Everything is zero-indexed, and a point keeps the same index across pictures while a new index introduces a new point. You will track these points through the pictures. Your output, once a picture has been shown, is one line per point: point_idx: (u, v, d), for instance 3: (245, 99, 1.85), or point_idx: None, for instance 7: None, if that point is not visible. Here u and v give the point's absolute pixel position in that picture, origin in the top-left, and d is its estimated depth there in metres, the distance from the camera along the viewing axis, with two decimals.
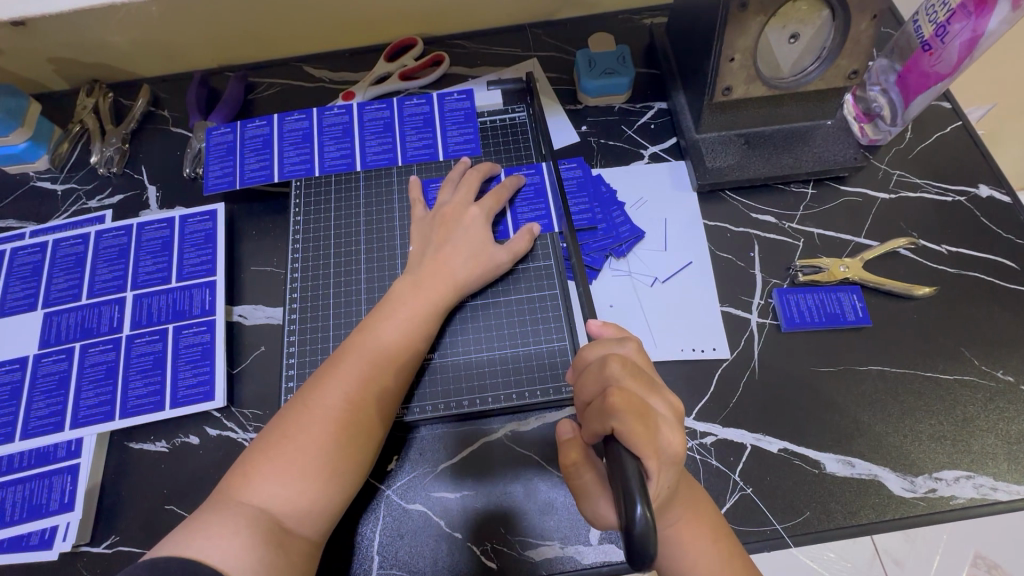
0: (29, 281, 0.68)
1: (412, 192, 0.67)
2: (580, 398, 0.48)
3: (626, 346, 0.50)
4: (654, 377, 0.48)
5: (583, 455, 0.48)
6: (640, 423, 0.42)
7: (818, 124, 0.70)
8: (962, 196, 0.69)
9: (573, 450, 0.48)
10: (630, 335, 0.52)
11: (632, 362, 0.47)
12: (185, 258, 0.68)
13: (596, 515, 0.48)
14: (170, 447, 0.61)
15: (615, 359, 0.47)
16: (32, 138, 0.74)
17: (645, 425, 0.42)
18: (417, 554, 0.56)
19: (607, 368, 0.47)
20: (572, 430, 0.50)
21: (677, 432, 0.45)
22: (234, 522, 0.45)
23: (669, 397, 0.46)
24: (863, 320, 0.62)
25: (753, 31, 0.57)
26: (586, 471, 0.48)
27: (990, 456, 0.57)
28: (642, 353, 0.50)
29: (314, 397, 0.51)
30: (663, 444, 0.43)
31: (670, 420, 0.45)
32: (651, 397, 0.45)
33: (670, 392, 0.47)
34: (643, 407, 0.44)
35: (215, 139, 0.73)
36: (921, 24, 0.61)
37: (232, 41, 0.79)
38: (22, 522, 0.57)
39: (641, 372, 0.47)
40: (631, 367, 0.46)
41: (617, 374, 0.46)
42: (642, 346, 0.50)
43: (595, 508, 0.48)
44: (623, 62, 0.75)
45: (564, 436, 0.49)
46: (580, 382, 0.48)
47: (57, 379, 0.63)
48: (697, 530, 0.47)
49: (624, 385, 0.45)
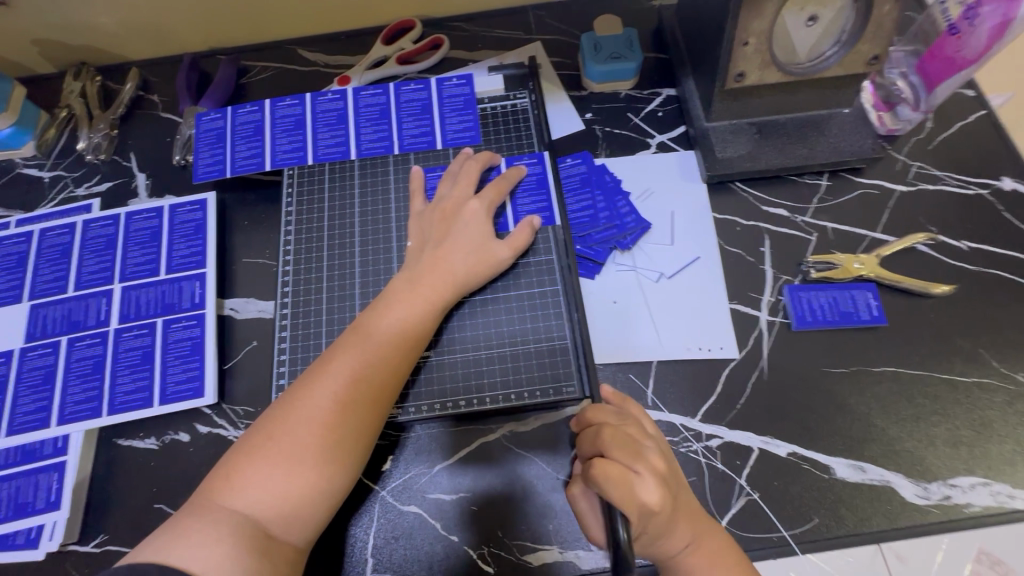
0: (15, 272, 0.66)
1: (412, 183, 0.64)
2: (579, 454, 0.51)
3: (622, 413, 0.51)
4: (644, 442, 0.49)
5: (581, 488, 0.52)
6: (616, 488, 0.44)
7: (835, 112, 0.67)
8: (985, 189, 0.66)
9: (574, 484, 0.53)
10: (629, 407, 0.53)
11: (622, 428, 0.49)
12: (175, 249, 0.66)
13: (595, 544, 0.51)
14: (159, 444, 0.59)
15: (603, 426, 0.48)
16: (17, 123, 0.72)
17: (620, 493, 0.43)
18: (412, 557, 0.54)
19: (599, 436, 0.48)
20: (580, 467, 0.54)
21: (661, 494, 0.45)
22: (218, 529, 0.43)
23: (654, 459, 0.47)
24: (878, 319, 0.60)
25: (769, 13, 0.54)
26: (583, 501, 0.52)
27: (1008, 462, 0.55)
28: (639, 424, 0.51)
29: (304, 396, 0.49)
30: (637, 506, 0.44)
31: (651, 482, 0.45)
32: (635, 461, 0.46)
33: (655, 455, 0.47)
34: (622, 474, 0.45)
35: (205, 126, 0.70)
36: (948, 5, 0.58)
37: (224, 22, 0.76)
38: (7, 520, 0.55)
39: (631, 439, 0.48)
40: (618, 434, 0.48)
41: (602, 441, 0.48)
42: (643, 425, 0.51)
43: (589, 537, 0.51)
44: (630, 47, 0.72)
45: (573, 472, 0.55)
46: (579, 441, 0.51)
47: (43, 373, 0.61)
48: (707, 564, 0.47)
49: (609, 452, 0.47)
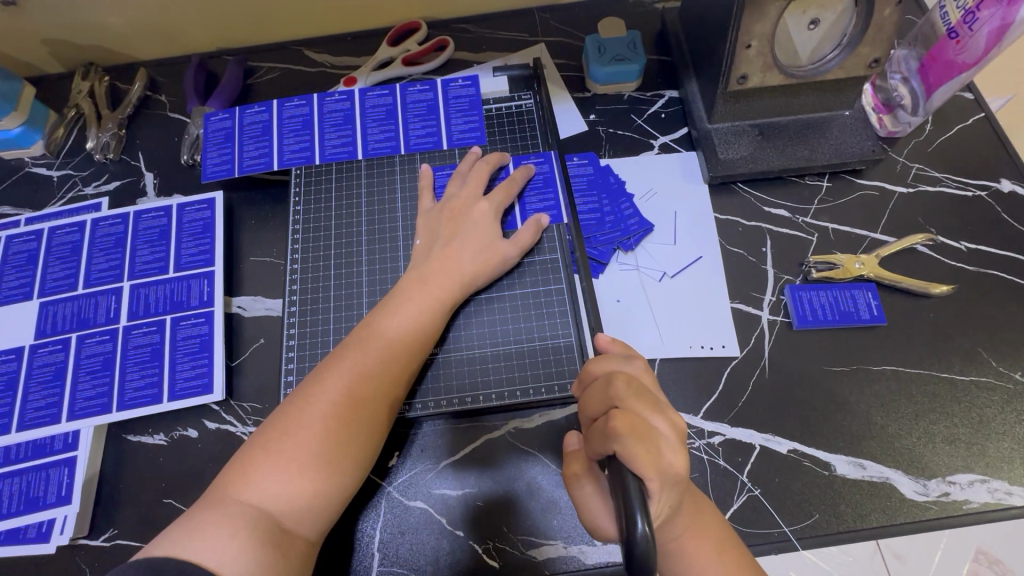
0: (25, 269, 0.67)
1: (422, 180, 0.65)
2: (585, 416, 0.48)
3: (633, 364, 0.49)
4: (658, 397, 0.47)
5: (584, 466, 0.49)
6: (640, 443, 0.41)
7: (836, 114, 0.67)
8: (983, 191, 0.67)
9: (575, 462, 0.49)
10: (637, 353, 0.51)
11: (637, 381, 0.47)
12: (183, 247, 0.67)
13: (595, 527, 0.48)
14: (168, 440, 0.60)
15: (620, 377, 0.46)
16: (27, 123, 0.73)
17: (647, 447, 0.41)
18: (419, 552, 0.55)
19: (611, 387, 0.46)
20: (578, 442, 0.52)
21: (681, 455, 0.44)
22: (232, 523, 0.43)
23: (670, 415, 0.45)
24: (878, 319, 0.61)
25: (771, 17, 0.55)
26: (587, 483, 0.48)
27: (1005, 460, 0.56)
28: (650, 372, 0.49)
29: (316, 392, 0.50)
30: (664, 464, 0.42)
31: (671, 440, 0.44)
32: (652, 415, 0.45)
33: (673, 411, 0.46)
34: (645, 429, 0.43)
35: (213, 126, 0.71)
36: (947, 10, 0.59)
37: (231, 23, 0.77)
38: (18, 514, 0.56)
39: (645, 391, 0.46)
40: (636, 386, 0.46)
41: (620, 393, 0.45)
42: (649, 366, 0.50)
43: (593, 520, 0.48)
44: (634, 49, 0.73)
45: (569, 448, 0.52)
46: (585, 400, 0.48)
47: (53, 370, 0.62)
48: (707, 544, 0.46)
49: (627, 404, 0.45)
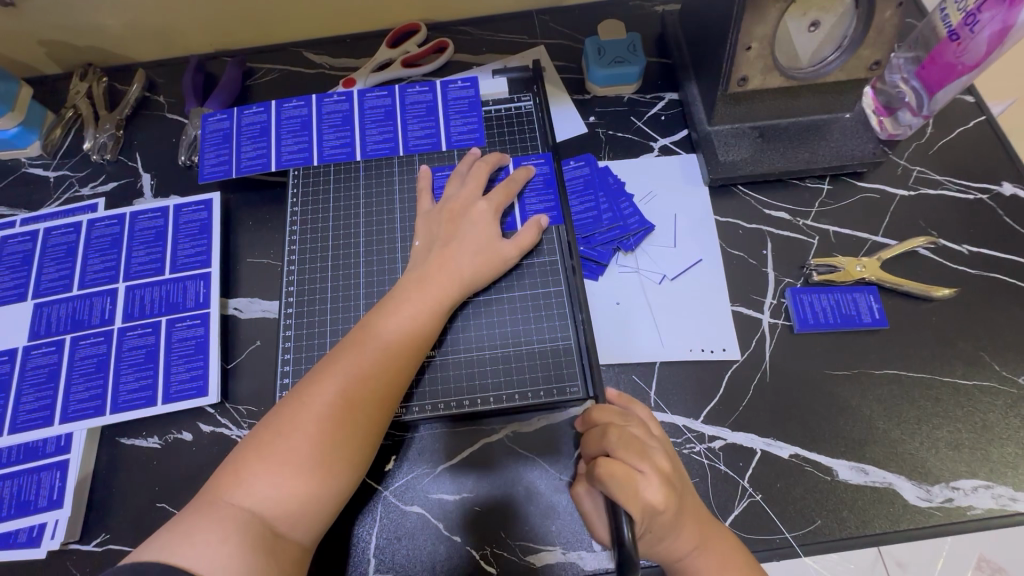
0: (20, 270, 0.66)
1: (421, 181, 0.65)
2: (585, 454, 0.50)
3: (631, 422, 0.50)
4: (650, 446, 0.48)
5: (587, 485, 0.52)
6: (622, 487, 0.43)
7: (836, 117, 0.67)
8: (985, 194, 0.67)
9: (579, 481, 0.53)
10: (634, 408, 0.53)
11: (629, 432, 0.48)
12: (179, 248, 0.66)
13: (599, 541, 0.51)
14: (162, 443, 0.59)
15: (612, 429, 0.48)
16: (23, 123, 0.72)
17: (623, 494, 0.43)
18: (415, 558, 0.54)
19: (603, 435, 0.48)
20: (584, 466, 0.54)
21: (667, 497, 0.45)
22: (224, 527, 0.43)
23: (659, 459, 0.47)
24: (879, 322, 0.60)
25: (772, 18, 0.55)
26: (587, 499, 0.52)
27: (1009, 465, 0.55)
28: (649, 432, 0.50)
29: (312, 393, 0.49)
30: (642, 507, 0.44)
31: (657, 484, 0.45)
32: (641, 460, 0.46)
33: (661, 456, 0.47)
34: (630, 473, 0.45)
35: (211, 127, 0.70)
36: (948, 11, 0.59)
37: (229, 24, 0.77)
38: (9, 518, 0.55)
39: (637, 442, 0.48)
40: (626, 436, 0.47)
41: (610, 440, 0.47)
42: (647, 424, 0.51)
43: (589, 533, 0.52)
44: (633, 51, 0.72)
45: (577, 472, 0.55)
46: (582, 443, 0.50)
47: (47, 372, 0.61)
48: (712, 559, 0.46)
49: (616, 451, 0.46)
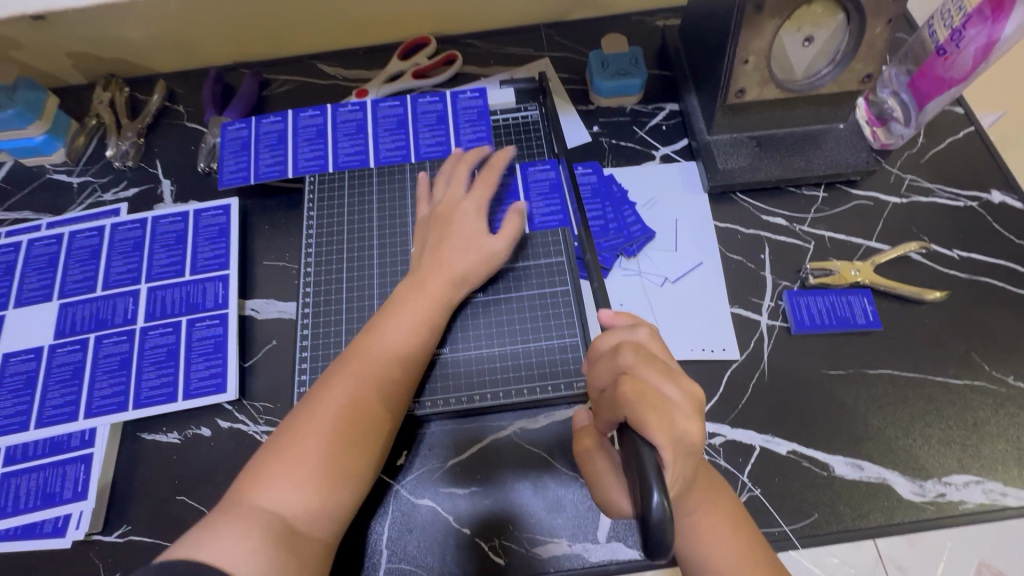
0: (45, 272, 0.69)
1: (421, 188, 0.67)
2: (595, 387, 0.49)
3: (638, 332, 0.49)
4: (669, 364, 0.47)
5: (595, 441, 0.49)
6: (654, 411, 0.42)
7: (831, 127, 0.70)
8: (975, 202, 0.69)
9: (586, 436, 0.50)
10: (643, 322, 0.51)
11: (646, 350, 0.47)
12: (199, 251, 0.69)
13: (610, 503, 0.48)
14: (182, 438, 0.61)
15: (628, 347, 0.47)
16: (49, 131, 0.75)
17: (659, 414, 0.42)
18: (426, 550, 0.56)
19: (620, 356, 0.47)
20: (589, 420, 0.52)
21: (697, 421, 0.44)
22: (247, 526, 0.45)
23: (685, 383, 0.46)
24: (873, 323, 0.63)
25: (768, 33, 0.58)
26: (599, 457, 0.49)
27: (999, 461, 0.57)
28: (657, 339, 0.49)
29: (325, 397, 0.52)
30: (679, 432, 0.42)
31: (686, 408, 0.44)
32: (665, 383, 0.45)
33: (690, 380, 0.46)
34: (657, 396, 0.43)
35: (230, 135, 0.73)
36: (936, 28, 0.62)
37: (247, 37, 0.80)
38: (35, 509, 0.57)
39: (656, 359, 0.47)
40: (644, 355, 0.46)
41: (630, 361, 0.46)
42: (655, 331, 0.50)
43: (608, 496, 0.48)
44: (635, 64, 0.75)
45: (580, 424, 0.52)
46: (594, 372, 0.49)
47: (72, 369, 0.63)
48: (721, 521, 0.47)
49: (639, 371, 0.45)
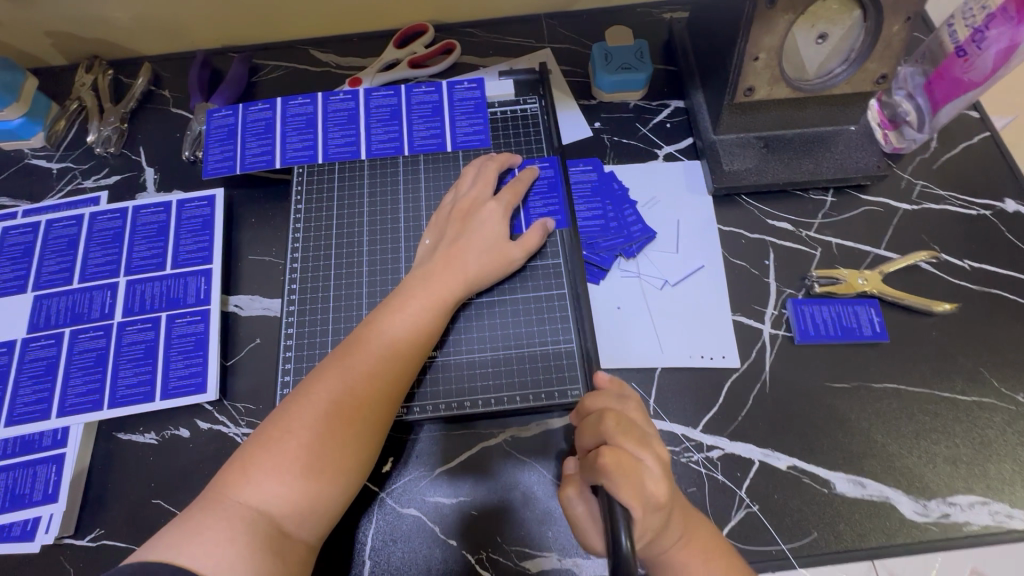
0: (20, 262, 0.66)
1: (465, 180, 0.63)
2: (580, 446, 0.47)
3: (627, 403, 0.48)
4: (648, 431, 0.46)
5: (578, 489, 0.47)
6: (628, 479, 0.40)
7: (842, 129, 0.67)
8: (988, 210, 0.67)
9: (569, 486, 0.48)
10: (632, 392, 0.50)
11: (627, 417, 0.46)
12: (181, 244, 0.66)
13: (585, 544, 0.48)
14: (159, 439, 0.59)
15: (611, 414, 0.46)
16: (28, 114, 0.72)
17: (634, 481, 0.41)
18: (410, 560, 0.54)
19: (602, 423, 0.45)
20: (575, 467, 0.50)
21: (667, 485, 0.43)
22: (230, 528, 0.42)
23: (659, 450, 0.44)
24: (880, 335, 0.60)
25: (780, 30, 0.55)
26: (580, 503, 0.47)
27: (1006, 482, 0.55)
28: (643, 412, 0.48)
29: (319, 389, 0.49)
30: (649, 496, 0.41)
31: (657, 473, 0.42)
32: (642, 450, 0.43)
33: (662, 445, 0.45)
34: (634, 464, 0.42)
35: (216, 122, 0.70)
36: (956, 28, 0.59)
37: (237, 21, 0.77)
38: (3, 511, 0.55)
39: (636, 426, 0.45)
40: (625, 421, 0.45)
41: (610, 430, 0.44)
42: (643, 404, 0.49)
43: (583, 537, 0.48)
44: (640, 58, 0.72)
45: (568, 472, 0.50)
46: (580, 431, 0.48)
47: (46, 364, 0.61)
48: (699, 551, 0.46)
49: (616, 440, 0.44)
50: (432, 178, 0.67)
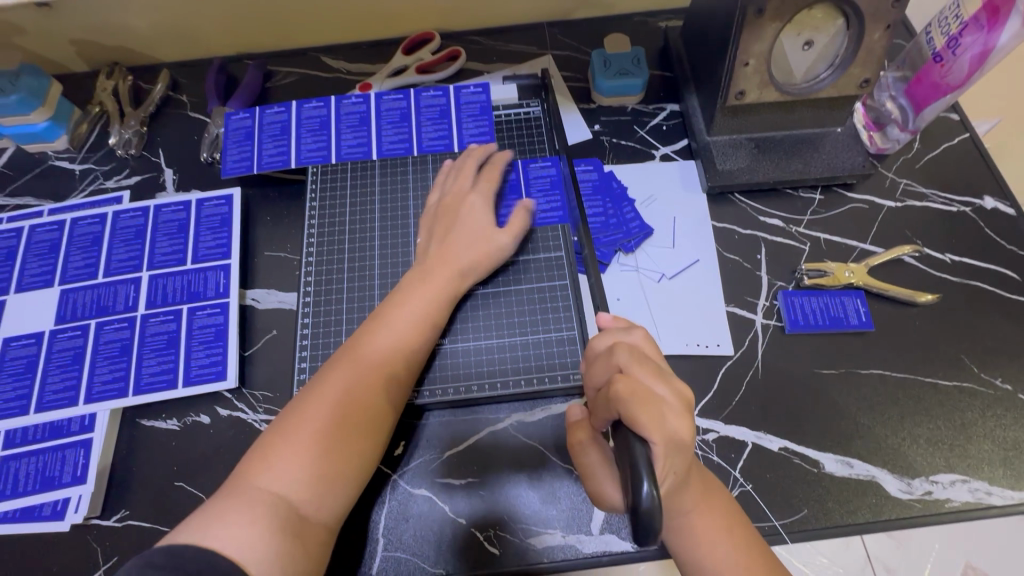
0: (46, 258, 0.69)
1: (457, 173, 0.67)
2: (590, 386, 0.50)
3: (633, 335, 0.50)
4: (661, 364, 0.48)
5: (588, 435, 0.52)
6: (644, 408, 0.43)
7: (829, 131, 0.71)
8: (968, 207, 0.70)
9: (580, 431, 0.52)
10: (638, 325, 0.52)
11: (638, 352, 0.48)
12: (201, 240, 0.69)
13: (599, 494, 0.49)
14: (182, 425, 0.62)
15: (623, 348, 0.48)
16: (52, 118, 0.75)
17: (652, 411, 0.43)
18: (422, 538, 0.57)
19: (615, 356, 0.48)
20: (581, 414, 0.53)
21: (687, 420, 0.44)
22: (251, 511, 0.45)
23: (676, 385, 0.46)
24: (866, 324, 0.64)
25: (768, 37, 0.59)
26: (592, 450, 0.50)
27: (986, 461, 0.58)
28: (651, 342, 0.50)
29: (329, 384, 0.53)
30: (670, 431, 0.43)
31: (676, 407, 0.45)
32: (658, 383, 0.45)
33: (679, 380, 0.47)
34: (648, 394, 0.44)
35: (233, 124, 0.74)
36: (933, 36, 0.63)
37: (252, 29, 0.80)
38: (34, 492, 0.58)
39: (649, 360, 0.48)
40: (638, 355, 0.48)
41: (624, 361, 0.47)
42: (650, 335, 0.51)
43: (597, 487, 0.49)
44: (637, 64, 0.76)
45: (574, 420, 0.53)
46: (590, 370, 0.50)
47: (72, 354, 0.64)
48: (716, 519, 0.48)
49: (632, 372, 0.46)
50: (440, 177, 0.70)
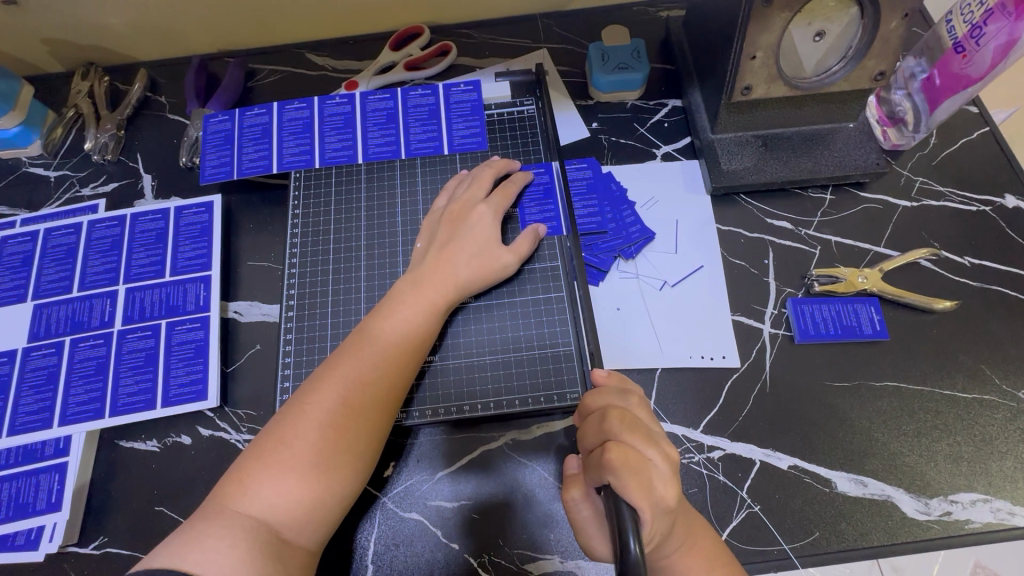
0: (19, 272, 0.66)
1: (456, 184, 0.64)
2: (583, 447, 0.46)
3: (628, 399, 0.48)
4: (652, 429, 0.45)
5: (583, 490, 0.46)
6: (634, 476, 0.40)
7: (840, 127, 0.67)
8: (988, 206, 0.66)
9: (574, 486, 0.47)
10: (634, 388, 0.50)
11: (632, 415, 0.45)
12: (180, 250, 0.66)
13: (590, 548, 0.48)
14: (161, 447, 0.59)
15: (614, 411, 0.45)
16: (25, 122, 0.72)
17: (641, 481, 0.40)
18: (413, 563, 0.54)
19: (606, 422, 0.45)
20: (579, 467, 0.49)
21: (675, 486, 0.42)
22: (231, 534, 0.43)
23: (665, 446, 0.44)
24: (880, 333, 0.60)
25: (776, 28, 0.55)
26: (585, 506, 0.46)
27: (1008, 479, 0.55)
28: (645, 407, 0.48)
29: (312, 400, 0.49)
30: (656, 495, 0.40)
31: (666, 474, 0.42)
32: (647, 448, 0.43)
33: (669, 442, 0.45)
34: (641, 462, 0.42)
35: (213, 127, 0.70)
36: (955, 23, 0.58)
37: (232, 26, 0.77)
38: (7, 521, 0.55)
39: (639, 424, 0.45)
40: (630, 419, 0.44)
41: (614, 427, 0.44)
42: (645, 401, 0.49)
43: (588, 541, 0.48)
44: (637, 57, 0.72)
45: (569, 472, 0.49)
46: (582, 432, 0.47)
47: (46, 373, 0.61)
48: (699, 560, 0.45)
49: (622, 438, 0.43)
50: (429, 181, 0.67)
